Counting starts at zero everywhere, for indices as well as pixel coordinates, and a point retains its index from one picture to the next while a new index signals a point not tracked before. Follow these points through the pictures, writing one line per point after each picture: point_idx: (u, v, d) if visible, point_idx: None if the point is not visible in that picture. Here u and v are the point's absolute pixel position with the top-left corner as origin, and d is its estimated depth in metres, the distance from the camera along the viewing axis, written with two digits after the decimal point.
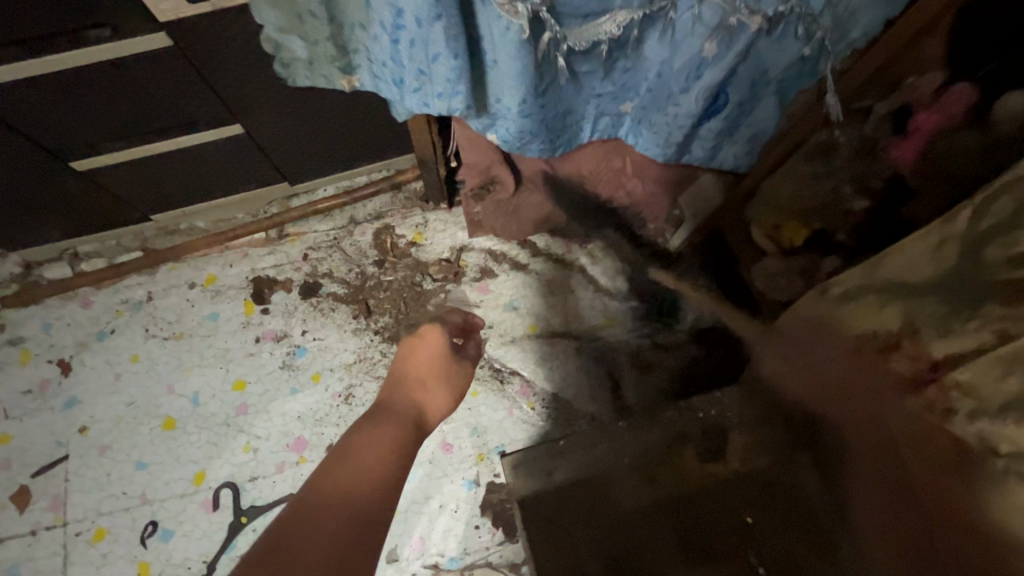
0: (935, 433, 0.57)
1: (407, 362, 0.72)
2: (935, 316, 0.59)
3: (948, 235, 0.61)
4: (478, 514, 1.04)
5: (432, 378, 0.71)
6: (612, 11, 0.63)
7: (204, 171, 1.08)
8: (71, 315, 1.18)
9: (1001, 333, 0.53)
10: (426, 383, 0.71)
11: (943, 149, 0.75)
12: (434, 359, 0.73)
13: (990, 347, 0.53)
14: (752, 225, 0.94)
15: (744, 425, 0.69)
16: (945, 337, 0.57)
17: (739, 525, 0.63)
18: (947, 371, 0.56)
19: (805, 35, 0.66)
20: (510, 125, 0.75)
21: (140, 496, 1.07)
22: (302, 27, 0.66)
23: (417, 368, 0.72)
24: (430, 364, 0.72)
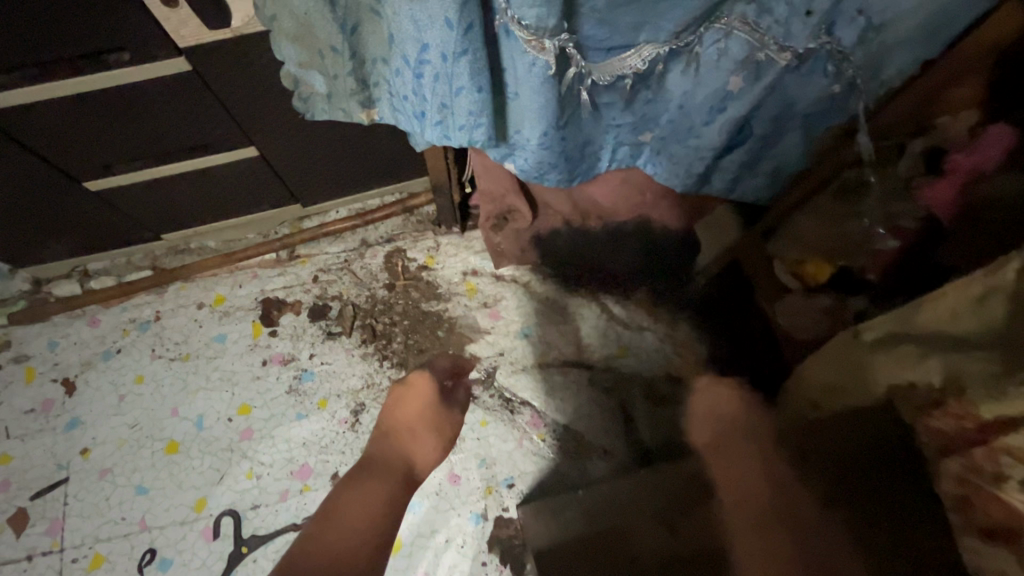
0: (986, 500, 0.52)
1: (398, 410, 0.85)
2: (985, 377, 0.51)
3: (996, 286, 0.54)
4: (485, 550, 1.01)
5: (421, 425, 0.84)
6: (638, 46, 0.62)
7: (217, 194, 1.08)
8: (78, 333, 1.17)
9: None
10: (415, 430, 0.83)
11: (984, 193, 0.71)
12: (424, 408, 0.86)
13: None
14: (775, 260, 0.89)
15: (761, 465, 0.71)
16: (996, 399, 0.50)
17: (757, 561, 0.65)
18: (997, 435, 0.50)
19: (834, 72, 0.65)
20: (529, 156, 0.73)
21: (139, 522, 1.05)
22: (322, 62, 0.66)
23: (407, 416, 0.84)
24: (419, 413, 0.85)
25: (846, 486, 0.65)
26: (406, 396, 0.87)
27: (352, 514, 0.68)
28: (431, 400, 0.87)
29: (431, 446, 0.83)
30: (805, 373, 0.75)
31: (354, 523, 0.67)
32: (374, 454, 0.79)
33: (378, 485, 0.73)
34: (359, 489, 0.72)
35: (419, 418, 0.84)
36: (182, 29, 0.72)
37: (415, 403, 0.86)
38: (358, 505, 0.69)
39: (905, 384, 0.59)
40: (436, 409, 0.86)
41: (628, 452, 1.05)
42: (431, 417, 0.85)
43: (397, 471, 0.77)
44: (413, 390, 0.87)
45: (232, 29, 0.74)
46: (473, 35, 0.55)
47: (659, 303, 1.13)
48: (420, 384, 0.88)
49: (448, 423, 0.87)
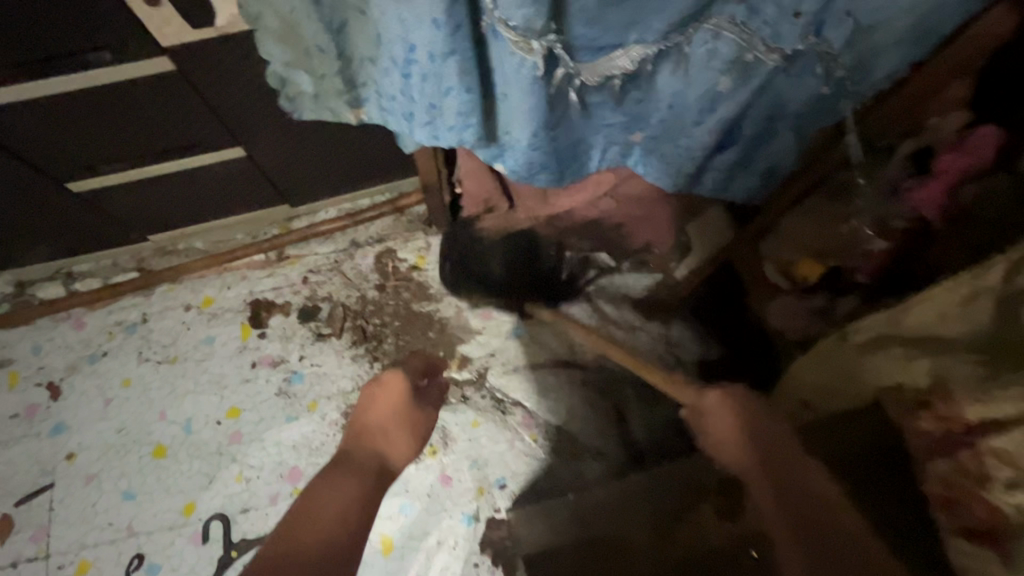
0: (970, 500, 0.52)
1: (372, 409, 0.83)
2: (972, 383, 0.52)
3: (981, 288, 0.55)
4: (477, 551, 1.01)
5: (394, 424, 0.83)
6: (627, 46, 0.61)
7: (204, 194, 1.06)
8: (63, 336, 1.15)
9: None
10: (388, 429, 0.82)
11: (975, 194, 0.71)
12: (394, 407, 0.84)
13: None
14: (766, 261, 0.89)
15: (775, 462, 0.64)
16: (982, 402, 0.51)
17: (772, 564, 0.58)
18: (982, 437, 0.51)
19: (824, 73, 0.65)
20: (519, 157, 0.72)
21: (126, 528, 1.03)
22: (308, 62, 0.65)
23: (380, 415, 0.83)
24: (391, 410, 0.83)
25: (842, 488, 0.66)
26: (377, 397, 0.84)
27: (325, 507, 0.66)
28: (403, 398, 0.85)
29: (405, 446, 0.82)
30: (794, 373, 0.73)
31: (323, 526, 0.63)
32: (346, 455, 0.77)
33: (350, 483, 0.71)
34: (331, 489, 0.69)
35: (392, 418, 0.83)
36: (165, 28, 0.70)
37: (387, 402, 0.84)
38: (330, 499, 0.68)
39: (895, 385, 0.60)
40: (409, 407, 0.85)
41: (620, 452, 1.05)
42: (403, 415, 0.84)
43: (372, 468, 0.76)
44: (384, 389, 0.85)
45: (217, 28, 0.72)
46: (460, 35, 0.55)
47: (651, 304, 1.12)
48: (392, 383, 0.86)
49: (421, 421, 0.87)
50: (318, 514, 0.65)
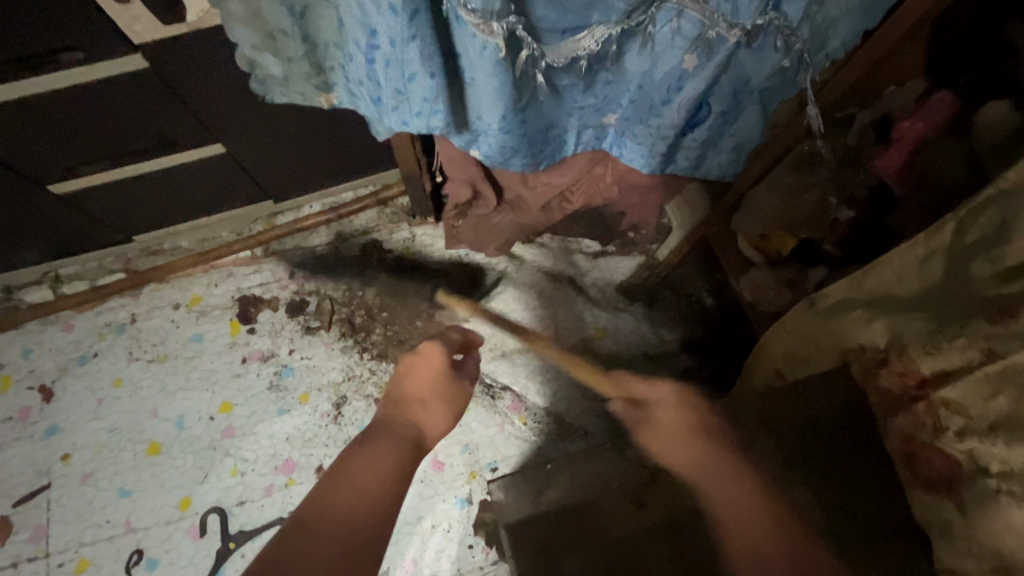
0: (928, 451, 0.55)
1: (410, 379, 0.84)
2: (923, 335, 0.55)
3: (935, 247, 0.59)
4: (472, 533, 1.03)
5: (431, 395, 0.82)
6: (590, 27, 0.62)
7: (187, 192, 1.07)
8: (53, 339, 1.16)
9: (989, 351, 0.50)
10: (425, 402, 0.82)
11: (927, 159, 0.72)
12: (434, 379, 0.84)
13: (977, 365, 0.50)
14: (739, 236, 0.92)
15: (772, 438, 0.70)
16: (931, 354, 0.54)
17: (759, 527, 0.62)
18: (934, 389, 0.54)
19: (784, 47, 0.66)
20: (491, 141, 0.74)
21: (124, 524, 1.05)
22: (274, 46, 0.66)
23: (417, 387, 0.83)
24: (428, 382, 0.83)
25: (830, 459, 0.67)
26: (417, 366, 0.85)
27: (362, 479, 0.67)
28: (443, 373, 0.84)
29: (442, 421, 0.82)
30: (766, 345, 0.78)
31: (368, 489, 0.66)
32: (386, 421, 0.78)
33: (388, 452, 0.72)
34: (369, 457, 0.70)
35: (432, 390, 0.83)
36: (135, 25, 0.71)
37: (424, 375, 0.84)
38: (366, 469, 0.69)
39: (856, 346, 0.62)
40: (449, 380, 0.85)
41: (607, 431, 1.07)
42: (443, 389, 0.84)
43: (406, 439, 0.75)
44: (424, 359, 0.85)
45: (187, 23, 0.73)
46: (420, 21, 0.55)
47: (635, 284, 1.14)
48: (432, 353, 0.86)
49: (458, 396, 0.85)
50: (356, 483, 0.67)
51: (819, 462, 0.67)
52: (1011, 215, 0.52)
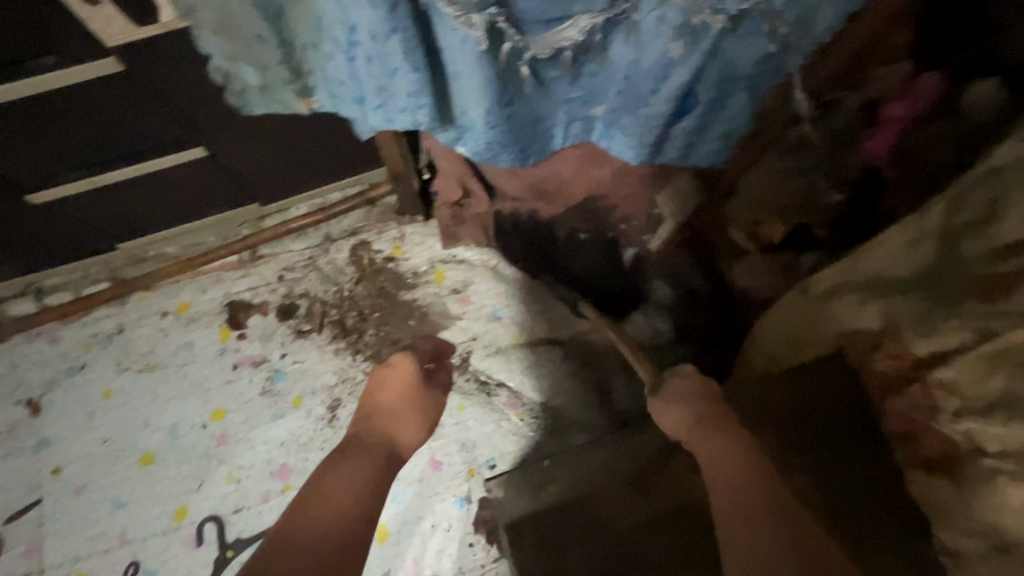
0: (925, 431, 0.57)
1: (382, 391, 0.84)
2: (915, 318, 0.58)
3: (925, 229, 0.61)
4: (472, 531, 1.02)
5: (404, 408, 0.84)
6: (574, 17, 0.61)
7: (168, 198, 1.05)
8: (39, 352, 1.14)
9: (982, 331, 0.53)
10: (398, 414, 0.83)
11: (919, 140, 0.77)
12: (405, 393, 0.84)
13: (973, 345, 0.53)
14: (731, 225, 0.88)
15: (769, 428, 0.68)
16: (929, 337, 0.56)
17: None
18: (929, 371, 0.56)
19: (769, 32, 0.66)
20: (479, 137, 0.73)
21: (120, 537, 1.03)
22: (250, 53, 0.65)
23: (391, 399, 0.83)
24: (402, 393, 0.84)
25: (830, 443, 0.66)
26: (388, 378, 0.85)
27: (336, 494, 0.70)
28: (413, 385, 0.84)
29: (415, 431, 0.83)
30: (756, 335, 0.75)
31: (342, 501, 0.70)
32: (358, 436, 0.80)
33: (361, 466, 0.75)
34: (343, 471, 0.73)
35: (403, 401, 0.84)
36: (109, 28, 0.69)
37: (397, 388, 0.84)
38: (340, 486, 0.71)
39: (848, 330, 0.65)
40: (420, 391, 0.85)
41: (604, 423, 1.07)
42: (415, 400, 0.85)
43: (380, 454, 0.78)
44: (394, 371, 0.85)
45: (162, 25, 0.71)
46: (400, 13, 0.54)
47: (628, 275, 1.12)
48: (403, 366, 0.86)
49: (432, 406, 0.87)
50: (330, 500, 0.69)
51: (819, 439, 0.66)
52: (1001, 196, 0.56)
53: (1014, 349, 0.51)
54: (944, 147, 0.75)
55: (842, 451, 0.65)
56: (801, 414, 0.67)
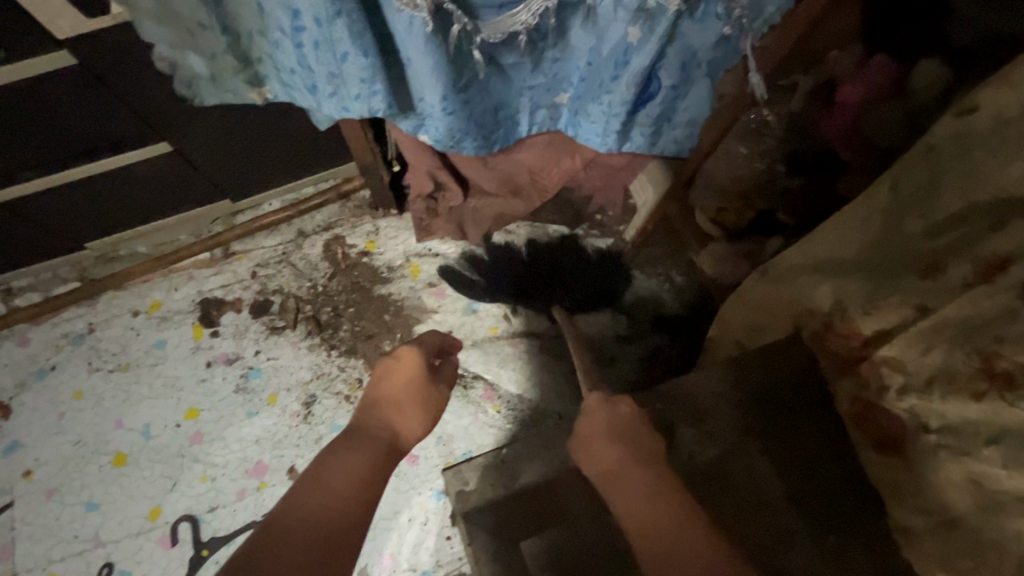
0: (875, 411, 0.59)
1: (384, 384, 0.80)
2: (863, 296, 0.60)
3: (874, 209, 0.65)
4: (449, 524, 1.02)
5: (408, 400, 0.79)
6: (526, 1, 0.59)
7: (135, 194, 1.03)
8: (8, 354, 1.12)
9: (920, 307, 0.55)
10: (400, 406, 0.78)
11: (873, 120, 0.77)
12: (410, 384, 0.80)
13: (912, 321, 0.56)
14: (696, 210, 0.96)
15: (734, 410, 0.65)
16: (871, 314, 0.59)
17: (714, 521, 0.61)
18: (875, 349, 0.59)
19: (725, 14, 0.65)
20: (439, 124, 0.73)
21: (93, 539, 1.02)
22: (195, 41, 0.64)
23: (393, 391, 0.80)
24: (406, 386, 0.80)
25: (790, 427, 0.64)
26: (392, 369, 0.81)
27: (334, 481, 0.66)
28: (420, 377, 0.81)
29: (417, 424, 0.79)
30: (725, 315, 0.79)
31: (339, 491, 0.65)
32: (358, 426, 0.75)
33: (361, 457, 0.70)
34: (341, 461, 0.69)
35: (408, 392, 0.80)
36: (57, 20, 0.67)
37: (402, 378, 0.80)
38: (340, 474, 0.67)
39: (805, 312, 0.66)
40: (426, 385, 0.82)
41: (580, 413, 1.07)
42: (419, 392, 0.81)
43: (379, 445, 0.73)
44: (400, 363, 0.81)
45: (113, 16, 0.69)
46: None
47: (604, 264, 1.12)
48: (409, 359, 0.82)
49: (436, 400, 0.82)
50: (327, 487, 0.65)
51: (766, 421, 0.64)
52: (937, 172, 0.60)
53: (947, 323, 0.53)
54: (890, 129, 0.75)
55: (789, 433, 0.64)
56: (761, 394, 0.65)
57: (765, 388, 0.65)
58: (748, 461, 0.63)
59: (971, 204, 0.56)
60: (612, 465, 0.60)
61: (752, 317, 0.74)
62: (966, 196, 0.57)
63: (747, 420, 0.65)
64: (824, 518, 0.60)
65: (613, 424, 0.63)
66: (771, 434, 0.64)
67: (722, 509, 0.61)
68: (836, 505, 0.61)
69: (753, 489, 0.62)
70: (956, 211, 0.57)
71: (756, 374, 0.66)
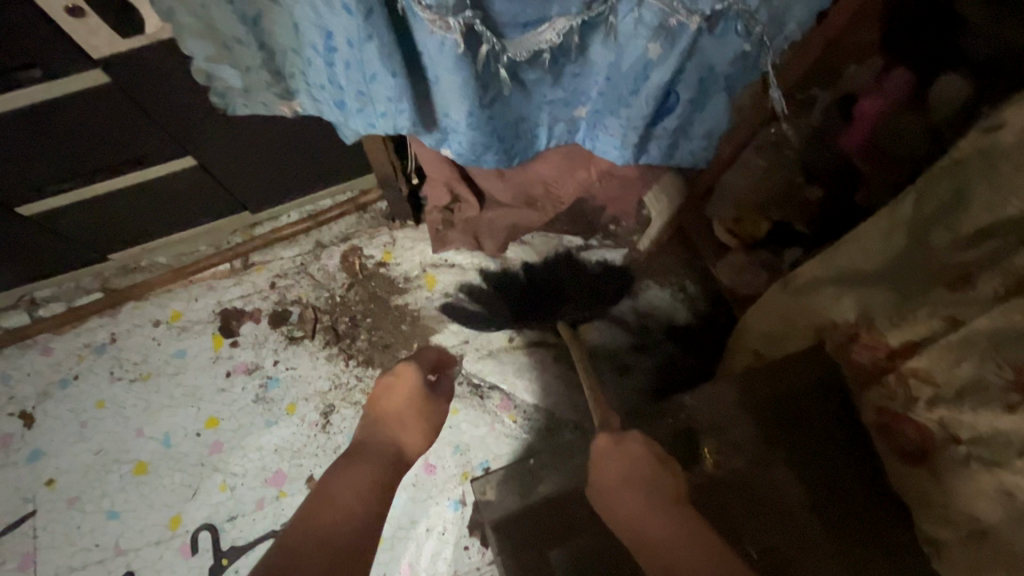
0: (902, 423, 0.60)
1: (386, 400, 0.83)
2: (890, 306, 0.61)
3: (897, 220, 0.66)
4: (467, 534, 1.02)
5: (409, 414, 0.82)
6: (551, 20, 0.62)
7: (158, 207, 1.05)
8: (31, 363, 1.14)
9: (951, 319, 0.56)
10: (404, 420, 0.81)
11: (890, 135, 0.81)
12: (411, 399, 0.83)
13: (941, 332, 0.57)
14: (713, 221, 0.96)
15: (751, 421, 0.66)
16: (898, 326, 0.60)
17: (737, 531, 0.61)
18: (903, 360, 0.59)
19: (745, 31, 0.66)
20: (462, 139, 0.74)
21: (114, 547, 1.03)
22: (231, 56, 0.66)
23: (396, 405, 0.82)
24: (407, 401, 0.82)
25: (810, 437, 0.64)
26: (393, 387, 0.84)
27: (342, 498, 0.67)
28: (418, 391, 0.84)
29: (420, 437, 0.81)
30: (745, 327, 0.80)
31: (345, 506, 0.66)
32: (362, 444, 0.77)
33: (367, 471, 0.72)
34: (347, 476, 0.70)
35: (410, 407, 0.82)
36: (93, 40, 0.69)
37: (401, 394, 0.83)
38: (347, 489, 0.68)
39: (829, 324, 0.67)
40: (425, 399, 0.84)
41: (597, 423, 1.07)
42: (419, 406, 0.83)
43: (385, 458, 0.75)
44: (398, 381, 0.84)
45: (147, 35, 0.72)
46: (376, 20, 0.55)
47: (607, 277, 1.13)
48: (407, 375, 0.85)
49: (436, 413, 0.85)
50: (334, 503, 0.66)
51: (786, 430, 0.65)
52: (962, 186, 0.60)
53: (976, 336, 0.54)
54: (912, 140, 0.79)
55: (811, 444, 0.64)
56: (779, 404, 0.66)
57: (783, 398, 0.66)
58: (768, 473, 0.63)
59: (997, 219, 0.57)
60: (631, 509, 0.59)
61: (770, 328, 0.75)
62: (992, 210, 0.57)
63: (766, 431, 0.65)
64: (849, 528, 0.60)
65: (629, 468, 0.62)
66: (792, 445, 0.64)
67: (744, 519, 0.62)
68: (861, 514, 0.61)
69: (773, 499, 0.62)
70: (982, 226, 0.58)
71: (772, 385, 0.66)
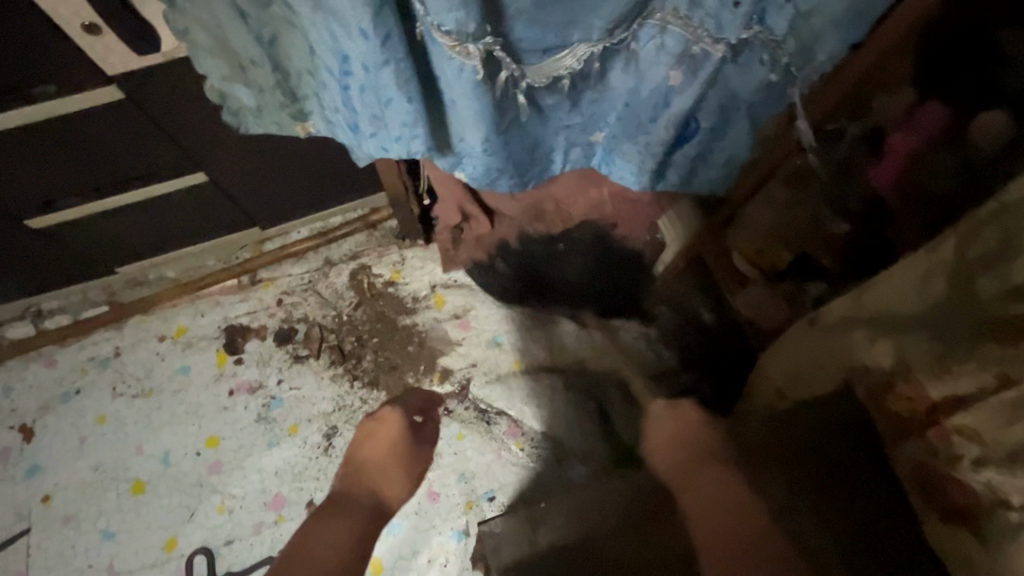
0: (947, 482, 0.56)
1: (367, 446, 0.89)
2: (930, 359, 0.57)
3: (937, 263, 0.59)
4: (470, 567, 0.98)
5: (390, 463, 0.88)
6: (571, 46, 0.60)
7: (167, 222, 1.04)
8: (35, 375, 1.13)
9: (1002, 376, 0.51)
10: (387, 469, 0.87)
11: (922, 170, 0.77)
12: (393, 445, 0.89)
13: (992, 390, 0.52)
14: (733, 251, 0.96)
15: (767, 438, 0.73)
16: (943, 379, 0.56)
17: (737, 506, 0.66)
18: (947, 416, 0.56)
19: (770, 60, 0.64)
20: (477, 163, 0.73)
21: (107, 569, 1.01)
22: (246, 76, 0.65)
23: (376, 454, 0.88)
24: (389, 450, 0.88)
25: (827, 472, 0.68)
26: (377, 432, 0.90)
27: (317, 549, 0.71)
28: (399, 439, 0.90)
29: (400, 486, 0.87)
30: (769, 362, 0.79)
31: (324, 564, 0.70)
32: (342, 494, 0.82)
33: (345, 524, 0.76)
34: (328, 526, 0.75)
35: (389, 455, 0.88)
36: (108, 56, 0.69)
37: (382, 440, 0.89)
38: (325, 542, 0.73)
39: (861, 366, 0.64)
40: (406, 448, 0.90)
41: (606, 453, 1.04)
42: (403, 450, 0.90)
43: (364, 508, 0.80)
44: (382, 425, 0.91)
45: (162, 54, 0.71)
46: (393, 46, 0.54)
47: (614, 301, 1.10)
48: (390, 420, 0.92)
49: (417, 460, 0.91)
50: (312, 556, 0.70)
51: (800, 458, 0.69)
52: (1013, 232, 0.52)
53: None
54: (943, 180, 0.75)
55: (834, 496, 0.67)
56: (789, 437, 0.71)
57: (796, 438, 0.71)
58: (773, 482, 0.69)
59: None
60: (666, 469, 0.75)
61: (795, 365, 0.73)
62: None
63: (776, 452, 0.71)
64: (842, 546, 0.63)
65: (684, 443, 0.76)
66: (814, 496, 0.67)
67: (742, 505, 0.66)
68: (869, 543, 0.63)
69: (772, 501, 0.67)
70: None
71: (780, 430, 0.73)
